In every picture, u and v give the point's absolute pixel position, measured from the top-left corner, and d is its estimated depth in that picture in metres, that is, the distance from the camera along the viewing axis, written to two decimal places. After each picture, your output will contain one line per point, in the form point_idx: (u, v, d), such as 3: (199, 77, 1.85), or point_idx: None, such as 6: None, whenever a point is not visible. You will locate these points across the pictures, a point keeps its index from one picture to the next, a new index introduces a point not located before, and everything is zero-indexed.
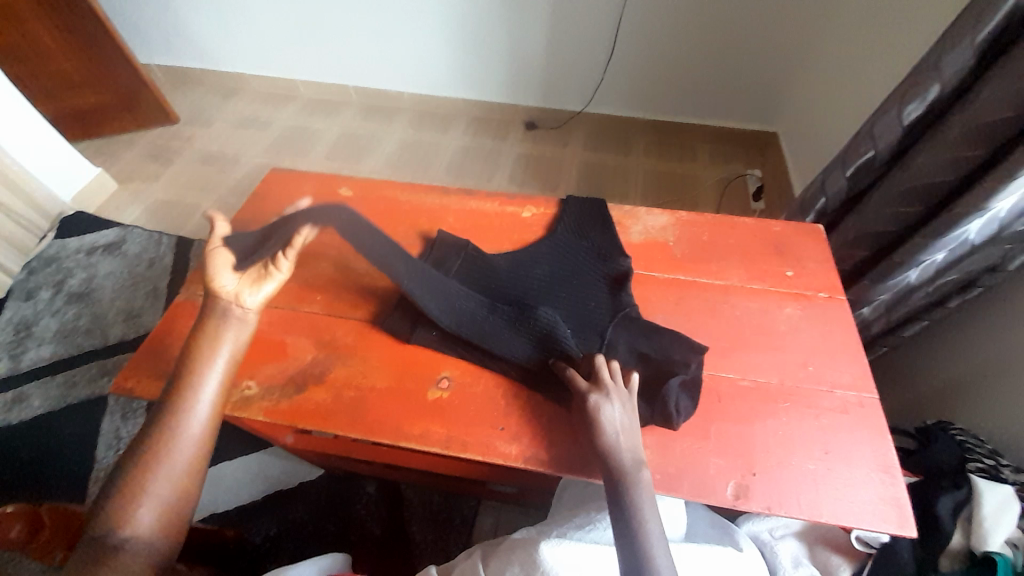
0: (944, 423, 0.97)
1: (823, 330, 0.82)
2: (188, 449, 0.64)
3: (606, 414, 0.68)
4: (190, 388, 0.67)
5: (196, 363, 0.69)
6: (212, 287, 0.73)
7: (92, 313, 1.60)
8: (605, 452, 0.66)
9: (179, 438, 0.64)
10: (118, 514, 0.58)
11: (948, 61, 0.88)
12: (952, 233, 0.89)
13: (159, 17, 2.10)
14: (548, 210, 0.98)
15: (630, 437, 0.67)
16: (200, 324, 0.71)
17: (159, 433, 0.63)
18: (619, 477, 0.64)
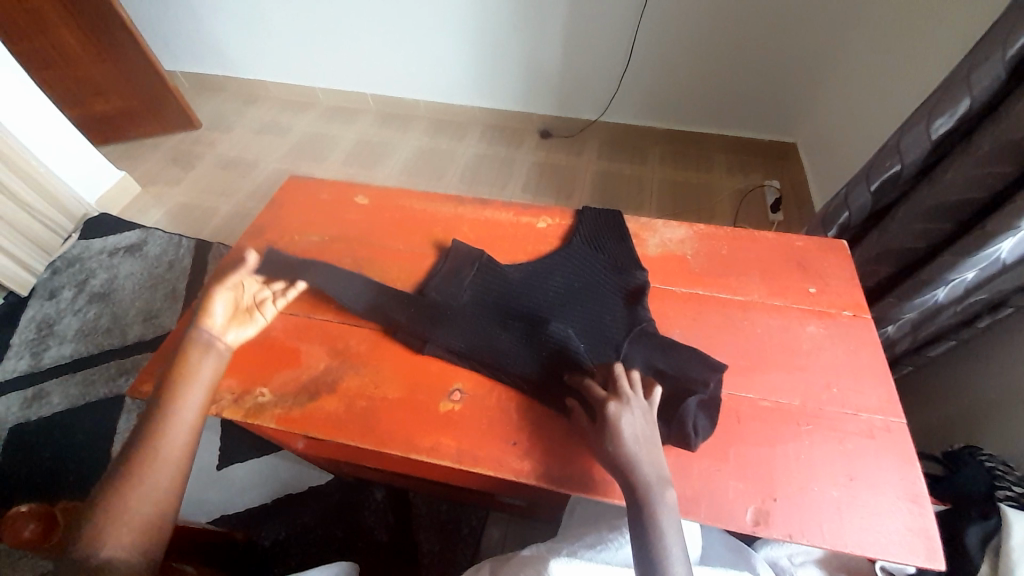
0: (972, 447, 0.93)
1: (848, 350, 0.80)
2: (169, 467, 0.63)
3: (626, 423, 0.66)
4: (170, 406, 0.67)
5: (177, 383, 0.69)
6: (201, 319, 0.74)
7: (112, 313, 1.63)
8: (623, 463, 0.64)
9: (159, 457, 0.63)
10: (96, 535, 0.57)
11: (979, 74, 0.85)
12: (984, 251, 0.86)
13: (185, 25, 2.16)
14: (564, 221, 0.98)
15: (651, 449, 0.65)
16: (181, 343, 0.72)
17: (140, 450, 0.63)
18: (640, 491, 0.62)
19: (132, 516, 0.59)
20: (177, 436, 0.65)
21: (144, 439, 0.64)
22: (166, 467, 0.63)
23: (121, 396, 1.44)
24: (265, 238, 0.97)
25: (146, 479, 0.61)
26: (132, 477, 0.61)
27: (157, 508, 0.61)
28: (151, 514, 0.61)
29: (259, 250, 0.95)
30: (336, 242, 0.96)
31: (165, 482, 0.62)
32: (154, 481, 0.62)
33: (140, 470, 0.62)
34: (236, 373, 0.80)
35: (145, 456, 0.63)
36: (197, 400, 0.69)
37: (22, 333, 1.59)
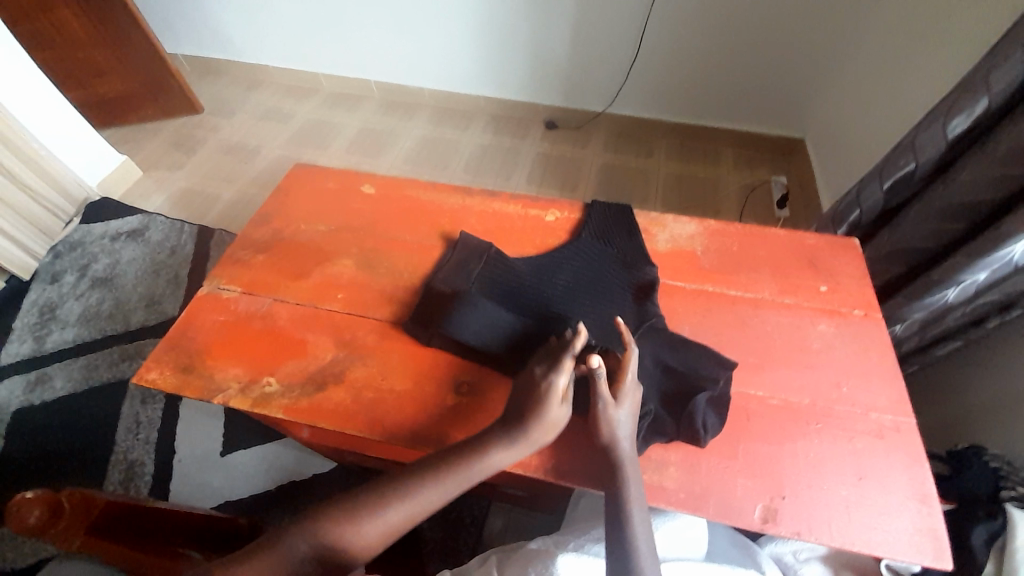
0: (978, 447, 0.93)
1: (859, 349, 0.79)
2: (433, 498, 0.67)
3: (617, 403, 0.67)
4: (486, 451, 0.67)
5: (509, 434, 0.67)
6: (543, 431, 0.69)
7: (115, 298, 1.62)
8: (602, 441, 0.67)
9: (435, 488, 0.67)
10: (359, 514, 0.66)
11: (998, 73, 0.84)
12: (997, 253, 0.86)
13: (187, 8, 2.12)
14: (573, 215, 0.97)
15: (631, 430, 0.68)
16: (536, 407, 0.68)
17: (421, 478, 0.68)
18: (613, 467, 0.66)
19: (376, 525, 0.66)
20: (447, 488, 0.67)
21: (428, 473, 0.68)
22: (421, 503, 0.67)
23: (124, 381, 1.45)
24: (270, 226, 0.96)
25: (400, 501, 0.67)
26: (399, 494, 0.67)
27: (394, 531, 0.66)
28: (386, 533, 0.66)
29: (264, 238, 0.94)
30: (342, 231, 0.94)
31: (412, 514, 0.67)
32: (404, 511, 0.66)
33: (406, 494, 0.67)
34: (242, 362, 0.79)
35: (418, 484, 0.67)
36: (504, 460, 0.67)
37: (25, 317, 1.58)
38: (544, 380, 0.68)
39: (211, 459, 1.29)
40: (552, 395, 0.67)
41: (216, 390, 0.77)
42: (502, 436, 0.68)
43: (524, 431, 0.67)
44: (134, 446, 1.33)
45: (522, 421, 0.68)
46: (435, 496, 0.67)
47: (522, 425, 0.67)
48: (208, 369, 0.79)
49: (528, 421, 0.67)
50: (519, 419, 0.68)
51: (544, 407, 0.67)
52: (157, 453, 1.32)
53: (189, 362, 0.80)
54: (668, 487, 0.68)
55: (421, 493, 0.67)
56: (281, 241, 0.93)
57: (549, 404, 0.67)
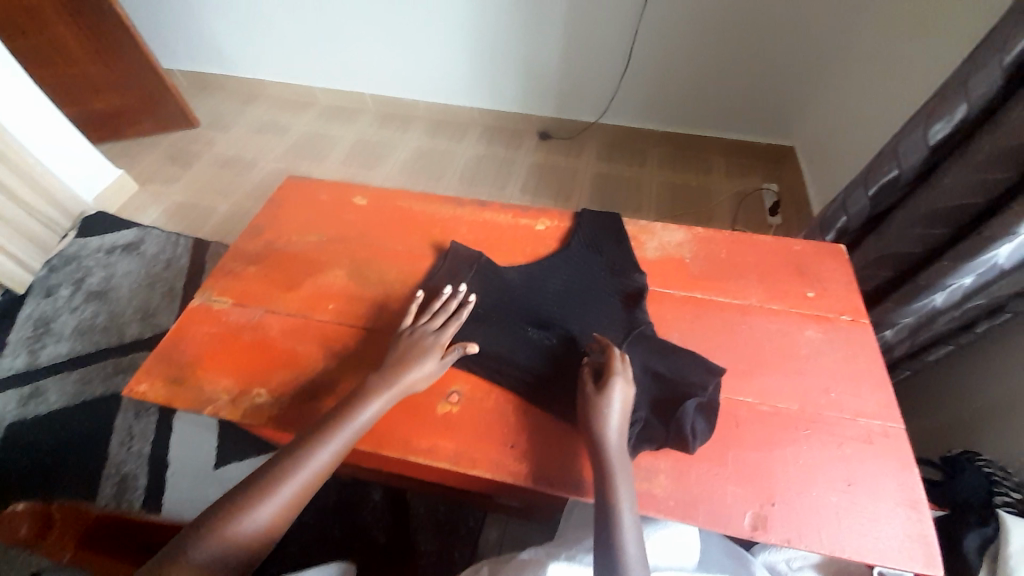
0: (971, 453, 0.94)
1: (847, 355, 0.80)
2: (318, 465, 0.66)
3: (613, 403, 0.68)
4: (360, 404, 0.70)
5: (381, 381, 0.72)
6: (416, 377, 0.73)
7: (109, 311, 1.62)
8: (595, 444, 0.67)
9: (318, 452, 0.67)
10: (245, 502, 0.62)
11: (976, 80, 0.85)
12: (981, 257, 0.87)
13: (184, 24, 2.15)
14: (562, 223, 0.97)
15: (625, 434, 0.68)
16: (402, 349, 0.75)
17: (301, 450, 0.67)
18: (603, 468, 0.65)
19: (265, 510, 0.62)
20: (331, 453, 0.67)
21: (305, 445, 0.67)
22: (308, 474, 0.66)
23: (118, 395, 1.44)
24: (262, 237, 0.96)
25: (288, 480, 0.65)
26: (284, 472, 0.65)
27: (285, 512, 0.64)
28: (276, 517, 0.63)
29: (255, 249, 0.94)
30: (334, 242, 0.95)
31: (303, 490, 0.65)
32: (291, 488, 0.64)
33: (292, 470, 0.65)
34: (231, 374, 0.79)
35: (300, 458, 0.66)
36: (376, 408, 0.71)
37: (19, 331, 1.58)
38: (427, 336, 0.76)
39: (203, 471, 1.28)
40: (421, 347, 0.75)
41: (206, 401, 0.77)
42: (371, 389, 0.72)
43: (397, 379, 0.72)
44: (127, 460, 1.32)
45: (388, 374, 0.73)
46: (321, 462, 0.67)
47: (395, 369, 0.73)
48: (197, 382, 0.78)
49: (397, 373, 0.73)
50: (394, 367, 0.73)
51: (416, 360, 0.74)
52: (150, 467, 1.31)
53: (179, 375, 0.79)
54: (658, 494, 0.68)
55: (308, 465, 0.66)
56: (272, 252, 0.94)
57: (418, 357, 0.74)
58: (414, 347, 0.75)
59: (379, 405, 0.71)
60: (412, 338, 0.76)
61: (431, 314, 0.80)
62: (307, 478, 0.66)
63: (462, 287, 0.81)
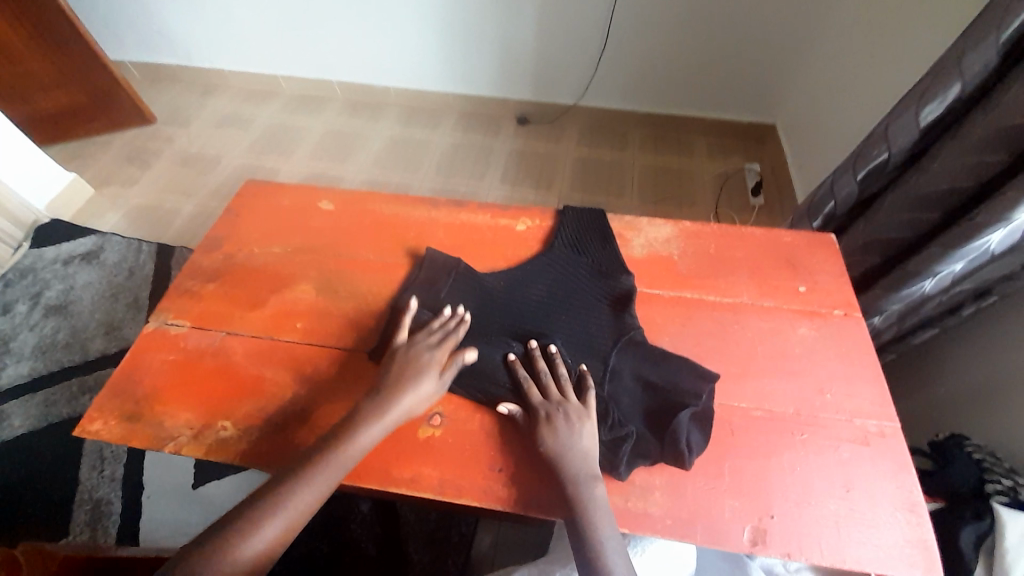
0: (960, 437, 0.93)
1: (841, 352, 0.77)
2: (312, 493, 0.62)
3: (560, 430, 0.66)
4: (359, 427, 0.67)
5: (379, 404, 0.68)
6: (419, 400, 0.69)
7: (71, 326, 1.53)
8: (556, 470, 0.65)
9: (312, 480, 0.63)
10: (235, 533, 0.59)
11: (971, 59, 0.81)
12: (973, 244, 0.85)
13: (130, 11, 2.00)
14: (544, 222, 0.92)
15: (587, 455, 0.65)
16: (398, 369, 0.71)
17: (294, 478, 0.63)
18: (570, 487, 0.63)
19: (255, 543, 0.59)
20: (327, 479, 0.64)
21: (299, 472, 0.63)
22: (301, 504, 0.62)
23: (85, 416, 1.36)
24: (221, 251, 0.89)
25: (278, 510, 0.61)
26: (275, 501, 0.62)
27: (276, 544, 0.60)
28: (267, 549, 0.60)
29: (214, 265, 0.87)
30: (300, 254, 0.88)
31: (295, 520, 0.62)
32: (283, 519, 0.61)
33: (284, 499, 0.62)
34: (193, 407, 0.73)
35: (293, 486, 0.62)
36: (375, 432, 0.67)
37: None
38: (424, 356, 0.72)
39: (183, 491, 1.23)
40: (422, 368, 0.71)
41: (166, 438, 0.71)
42: (367, 412, 0.68)
43: (394, 405, 0.68)
44: (101, 484, 1.26)
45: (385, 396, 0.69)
46: (314, 492, 0.63)
47: (393, 392, 0.69)
48: (157, 416, 0.72)
49: (394, 395, 0.69)
50: (387, 391, 0.69)
51: (415, 383, 0.70)
52: (126, 489, 1.25)
53: (136, 409, 0.73)
54: (654, 514, 0.65)
55: (298, 493, 0.62)
56: (233, 267, 0.87)
57: (417, 379, 0.70)
58: (414, 367, 0.71)
59: (376, 430, 0.67)
60: (409, 356, 0.72)
61: (426, 331, 0.75)
62: (300, 507, 0.62)
63: (459, 306, 0.77)
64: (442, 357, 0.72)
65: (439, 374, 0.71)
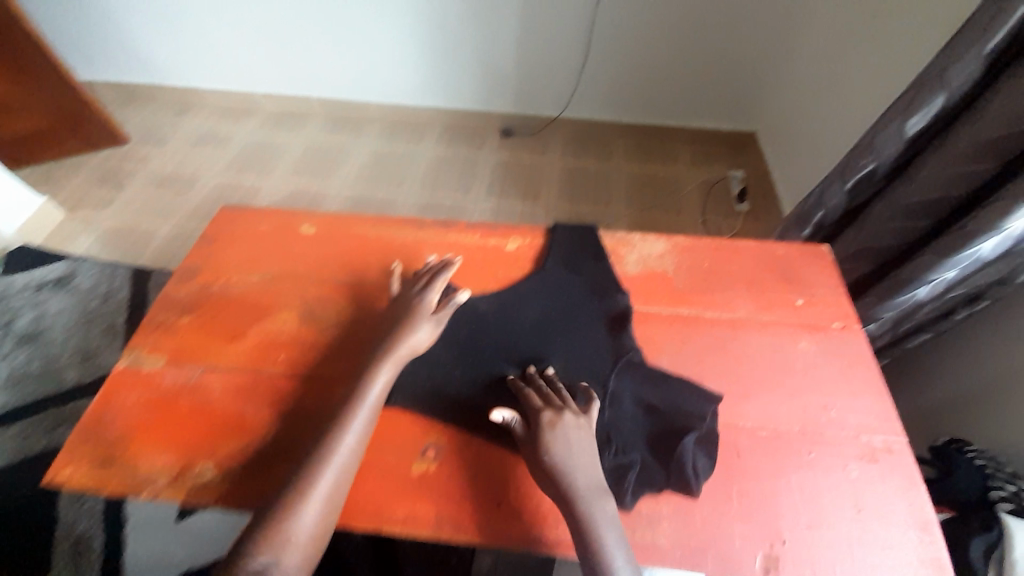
0: (959, 441, 0.96)
1: (841, 366, 0.76)
2: (348, 444, 0.64)
3: (564, 435, 0.63)
4: (367, 380, 0.68)
5: (379, 351, 0.70)
6: (415, 338, 0.72)
7: (44, 355, 1.45)
8: (558, 483, 0.61)
9: (344, 431, 0.64)
10: (289, 504, 0.60)
11: (955, 69, 0.81)
12: (965, 251, 0.85)
13: (101, 30, 1.95)
14: (535, 240, 0.90)
15: (590, 464, 0.62)
16: (395, 314, 0.74)
17: (324, 436, 0.64)
18: (575, 501, 0.59)
19: (313, 504, 0.60)
20: (357, 429, 0.65)
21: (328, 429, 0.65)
22: (341, 458, 0.63)
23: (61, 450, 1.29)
24: (196, 280, 0.85)
25: (317, 481, 0.61)
26: (313, 464, 0.62)
27: (332, 503, 0.61)
28: (326, 509, 0.61)
29: (189, 296, 0.83)
30: (281, 280, 0.84)
31: (340, 478, 0.62)
32: (329, 476, 0.62)
33: (321, 459, 0.62)
34: (172, 448, 0.68)
35: (326, 445, 0.63)
36: (384, 375, 0.69)
37: None
38: (416, 297, 0.75)
39: (163, 529, 1.16)
40: (411, 317, 0.73)
41: (142, 483, 0.66)
42: (369, 368, 0.69)
43: (394, 349, 0.70)
44: (80, 519, 1.18)
45: (381, 354, 0.70)
46: (344, 452, 0.63)
47: (389, 337, 0.72)
48: (132, 460, 0.67)
49: (389, 349, 0.70)
50: (386, 337, 0.72)
51: (408, 335, 0.71)
52: (109, 522, 1.18)
53: (110, 453, 0.68)
54: (662, 545, 0.62)
55: (335, 452, 0.63)
56: (210, 296, 0.83)
57: (410, 328, 0.72)
58: (405, 316, 0.73)
59: (385, 378, 0.69)
60: (402, 302, 0.75)
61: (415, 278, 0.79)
62: (342, 459, 0.63)
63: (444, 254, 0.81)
64: (433, 293, 0.75)
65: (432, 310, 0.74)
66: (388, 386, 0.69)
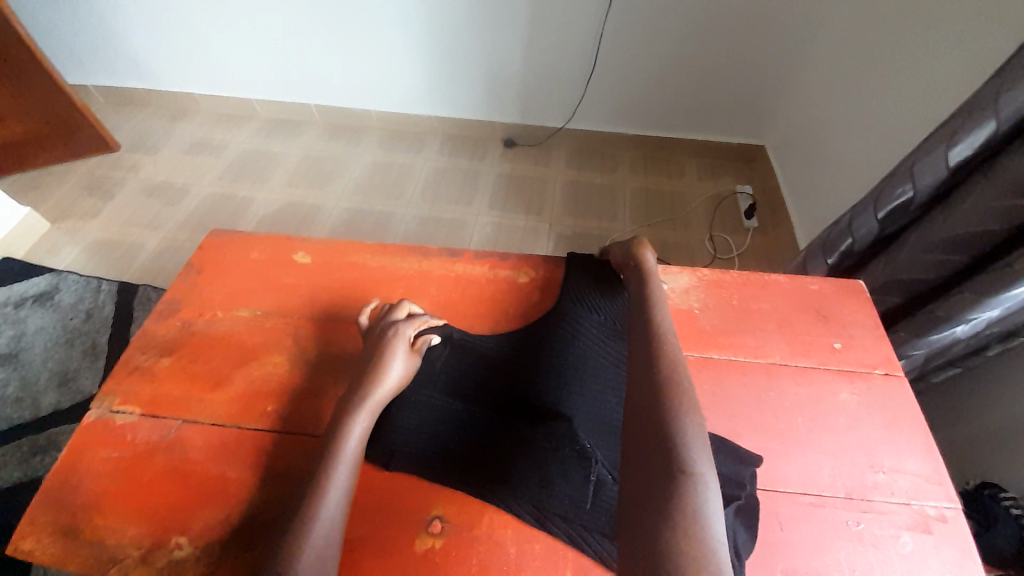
0: (993, 487, 0.89)
1: (887, 420, 0.69)
2: (332, 507, 0.56)
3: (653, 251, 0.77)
4: (341, 432, 0.61)
5: (353, 397, 0.64)
6: (393, 374, 0.66)
7: (22, 377, 1.37)
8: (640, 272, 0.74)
9: (326, 492, 0.56)
10: None
11: (1008, 96, 0.75)
12: (1012, 291, 0.78)
13: (90, 32, 1.86)
14: (548, 274, 0.83)
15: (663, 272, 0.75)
16: (370, 352, 0.68)
17: (305, 501, 0.56)
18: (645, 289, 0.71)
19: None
20: (341, 489, 0.57)
21: (308, 492, 0.57)
22: (325, 524, 0.54)
23: (39, 480, 1.20)
24: (179, 316, 0.77)
25: (303, 550, 0.52)
26: (293, 536, 0.53)
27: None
28: None
29: (169, 334, 0.76)
30: (271, 317, 0.77)
31: (329, 546, 0.54)
32: (316, 542, 0.53)
33: (303, 526, 0.54)
34: (145, 518, 0.60)
35: (307, 512, 0.55)
36: (363, 424, 0.62)
37: None
38: (391, 331, 0.70)
39: None
40: (385, 352, 0.67)
41: (111, 560, 0.58)
42: (343, 416, 0.62)
43: (369, 394, 0.64)
44: None
45: (354, 398, 0.64)
46: (332, 511, 0.56)
47: (363, 383, 0.65)
48: (100, 532, 0.60)
49: (364, 394, 0.64)
50: (361, 383, 0.66)
51: (385, 376, 0.66)
52: None
53: (76, 523, 0.61)
54: None
55: (319, 516, 0.55)
56: (193, 335, 0.75)
57: (383, 363, 0.66)
58: (379, 351, 0.68)
59: (363, 426, 0.62)
60: (376, 339, 0.70)
61: (386, 315, 0.73)
62: (326, 523, 0.54)
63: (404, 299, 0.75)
64: (409, 328, 0.70)
65: (410, 346, 0.69)
66: (367, 432, 0.62)
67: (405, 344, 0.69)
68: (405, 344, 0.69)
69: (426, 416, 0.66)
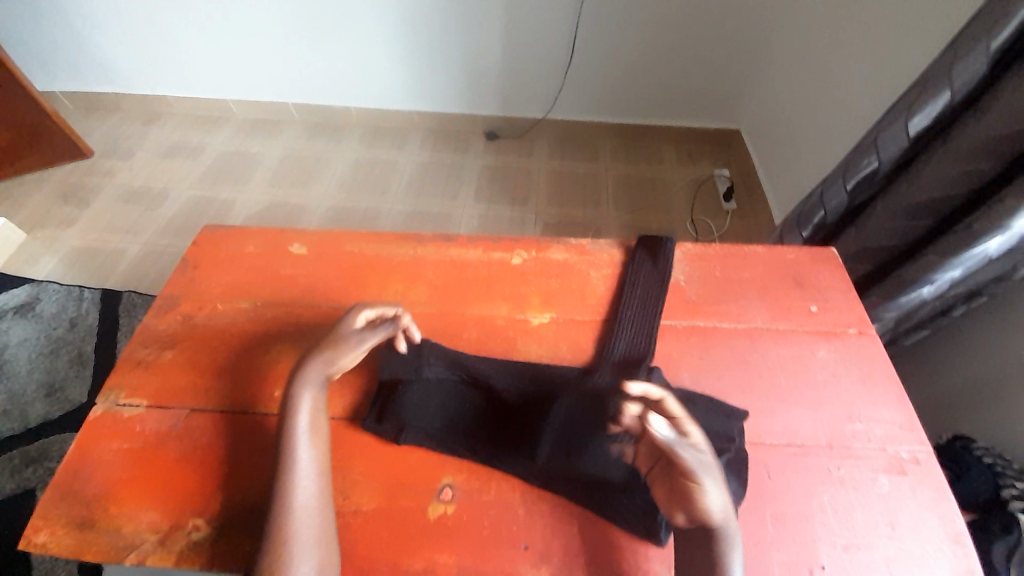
0: (965, 438, 0.96)
1: (862, 374, 0.74)
2: (307, 478, 0.58)
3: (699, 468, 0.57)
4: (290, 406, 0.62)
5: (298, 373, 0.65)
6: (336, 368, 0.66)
7: (8, 391, 1.34)
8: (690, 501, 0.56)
9: (290, 462, 0.59)
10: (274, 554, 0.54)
11: (960, 67, 0.81)
12: (970, 251, 0.84)
13: (56, 36, 1.82)
14: (539, 253, 0.86)
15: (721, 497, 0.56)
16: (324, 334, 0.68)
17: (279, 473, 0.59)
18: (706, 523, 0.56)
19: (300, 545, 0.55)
20: (308, 459, 0.60)
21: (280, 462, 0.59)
22: (303, 496, 0.57)
23: (33, 491, 1.19)
24: (179, 310, 0.78)
25: (297, 526, 0.56)
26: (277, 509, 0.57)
27: (323, 543, 0.56)
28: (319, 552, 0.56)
29: (170, 327, 0.77)
30: (271, 308, 0.78)
31: (319, 513, 0.58)
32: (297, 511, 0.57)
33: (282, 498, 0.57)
34: (159, 504, 0.62)
35: (284, 484, 0.58)
36: (310, 395, 0.63)
37: None
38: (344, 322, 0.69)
39: None
40: (335, 336, 0.68)
41: (128, 546, 0.60)
42: (292, 391, 0.64)
43: (306, 368, 0.65)
44: (56, 567, 1.11)
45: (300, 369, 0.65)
46: (308, 482, 0.58)
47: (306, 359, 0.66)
48: (115, 521, 0.61)
49: (303, 372, 0.64)
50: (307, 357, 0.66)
51: (334, 354, 0.66)
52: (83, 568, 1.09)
53: (90, 514, 0.62)
54: None
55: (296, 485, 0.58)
56: (193, 329, 0.76)
57: (336, 344, 0.67)
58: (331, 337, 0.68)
59: (313, 396, 0.63)
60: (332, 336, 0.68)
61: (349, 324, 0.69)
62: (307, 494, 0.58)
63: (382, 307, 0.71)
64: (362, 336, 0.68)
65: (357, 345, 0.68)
66: (321, 399, 0.64)
67: (353, 349, 0.67)
68: (353, 348, 0.67)
69: (425, 405, 0.68)
